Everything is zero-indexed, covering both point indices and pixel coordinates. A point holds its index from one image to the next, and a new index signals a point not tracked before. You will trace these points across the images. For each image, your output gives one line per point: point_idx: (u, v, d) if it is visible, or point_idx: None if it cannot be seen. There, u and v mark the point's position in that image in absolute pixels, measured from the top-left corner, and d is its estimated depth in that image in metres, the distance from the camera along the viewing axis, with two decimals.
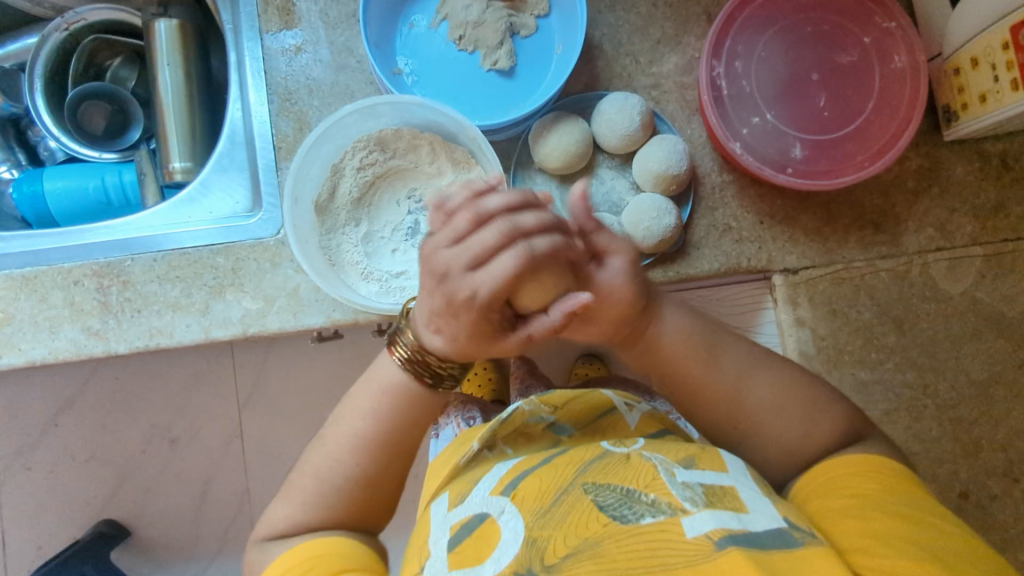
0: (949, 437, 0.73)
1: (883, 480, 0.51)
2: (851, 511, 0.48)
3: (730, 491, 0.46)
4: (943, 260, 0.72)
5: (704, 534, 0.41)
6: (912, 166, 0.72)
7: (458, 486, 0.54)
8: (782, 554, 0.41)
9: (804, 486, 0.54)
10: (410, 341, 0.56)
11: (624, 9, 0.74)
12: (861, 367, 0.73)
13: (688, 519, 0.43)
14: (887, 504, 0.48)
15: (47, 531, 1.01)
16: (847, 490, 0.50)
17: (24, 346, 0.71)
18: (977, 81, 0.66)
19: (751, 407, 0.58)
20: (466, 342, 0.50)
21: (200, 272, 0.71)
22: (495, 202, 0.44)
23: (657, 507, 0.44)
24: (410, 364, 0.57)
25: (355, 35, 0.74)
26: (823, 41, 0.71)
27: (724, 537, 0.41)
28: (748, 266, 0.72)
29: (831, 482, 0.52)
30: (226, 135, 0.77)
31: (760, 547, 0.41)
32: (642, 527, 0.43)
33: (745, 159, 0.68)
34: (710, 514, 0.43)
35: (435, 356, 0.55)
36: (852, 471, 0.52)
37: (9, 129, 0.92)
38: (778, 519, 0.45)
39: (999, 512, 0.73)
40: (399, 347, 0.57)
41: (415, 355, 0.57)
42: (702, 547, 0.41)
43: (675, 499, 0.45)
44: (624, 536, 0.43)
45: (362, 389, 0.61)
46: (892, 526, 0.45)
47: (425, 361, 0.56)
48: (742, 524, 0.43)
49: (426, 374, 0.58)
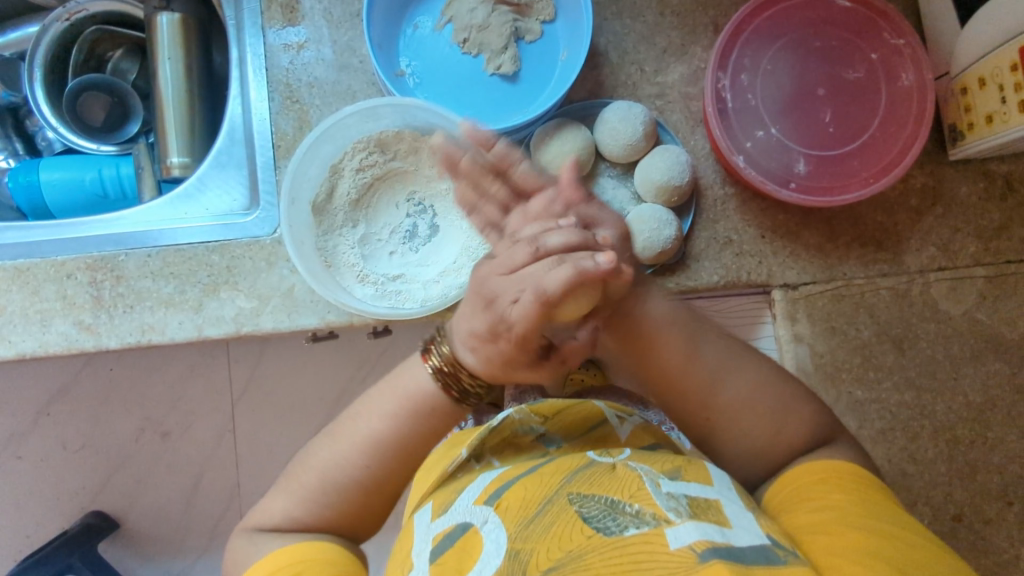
0: (944, 458, 0.73)
1: (851, 488, 0.51)
2: (819, 525, 0.47)
3: (715, 504, 0.46)
4: (945, 279, 0.72)
5: (687, 546, 0.40)
6: (916, 185, 0.72)
7: (441, 497, 0.53)
8: (765, 568, 0.40)
9: (778, 501, 0.53)
10: (442, 354, 0.56)
11: (631, 17, 0.73)
12: (858, 385, 0.73)
13: (673, 531, 0.42)
14: (854, 515, 0.47)
15: (35, 521, 1.00)
16: (816, 502, 0.50)
17: (13, 339, 0.70)
18: (984, 101, 0.65)
19: (738, 417, 0.57)
20: (499, 365, 0.51)
21: (194, 269, 0.71)
22: (556, 240, 0.47)
23: (641, 518, 0.43)
24: (440, 376, 0.57)
25: (358, 36, 0.74)
26: (829, 56, 0.71)
27: (707, 549, 0.40)
28: (748, 280, 0.71)
29: (799, 494, 0.52)
30: (226, 132, 0.76)
31: (742, 559, 0.40)
32: (626, 538, 0.42)
33: (748, 173, 0.67)
34: (693, 525, 0.42)
35: (467, 372, 0.55)
36: (820, 480, 0.52)
37: (8, 118, 0.91)
38: (763, 535, 0.44)
39: (993, 535, 0.72)
40: (433, 356, 0.57)
41: (448, 369, 0.56)
42: (687, 559, 0.39)
43: (659, 510, 0.44)
44: (608, 549, 0.42)
45: (383, 388, 0.61)
46: (859, 538, 0.45)
47: (458, 376, 0.56)
48: (726, 538, 0.42)
49: (455, 387, 0.57)
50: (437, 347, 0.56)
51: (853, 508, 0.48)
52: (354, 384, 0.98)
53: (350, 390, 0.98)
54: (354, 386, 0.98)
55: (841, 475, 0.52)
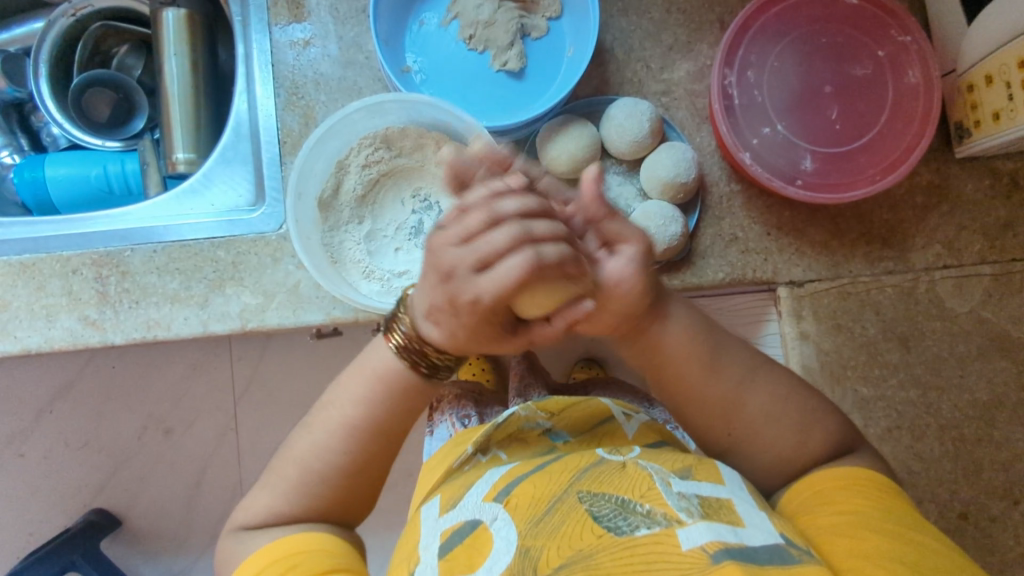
0: (949, 456, 0.73)
1: (874, 495, 0.50)
2: (841, 530, 0.47)
3: (727, 504, 0.46)
4: (951, 277, 0.71)
5: (699, 547, 0.40)
6: (922, 183, 0.72)
7: (449, 490, 0.54)
8: (778, 568, 0.40)
9: (795, 504, 0.53)
10: (404, 330, 0.55)
11: (637, 14, 0.73)
12: (864, 383, 0.73)
13: (685, 531, 0.42)
14: (875, 520, 0.47)
15: (38, 518, 1.00)
16: (836, 507, 0.50)
17: (19, 334, 0.70)
18: (991, 98, 0.65)
19: (743, 411, 0.57)
20: (464, 340, 0.49)
21: (200, 265, 0.71)
22: (511, 206, 0.41)
23: (653, 518, 0.43)
24: (405, 352, 0.56)
25: (364, 32, 0.74)
26: (836, 53, 0.70)
27: (720, 550, 0.40)
28: (753, 278, 0.71)
29: (818, 498, 0.52)
30: (231, 127, 0.76)
31: (756, 560, 0.40)
32: (637, 538, 0.42)
33: (754, 170, 0.67)
34: (706, 525, 0.42)
35: (432, 347, 0.54)
36: (841, 485, 0.52)
37: (13, 114, 0.91)
38: (775, 535, 0.44)
39: (998, 534, 0.72)
40: (395, 333, 0.56)
41: (412, 345, 0.55)
42: (698, 559, 0.39)
43: (670, 510, 0.44)
44: (618, 547, 0.42)
45: (354, 370, 0.60)
46: (879, 543, 0.45)
47: (424, 351, 0.55)
48: (739, 538, 0.42)
49: (422, 363, 0.56)
50: (399, 323, 0.55)
51: (873, 513, 0.48)
52: None
53: None
54: None
55: (863, 482, 0.52)
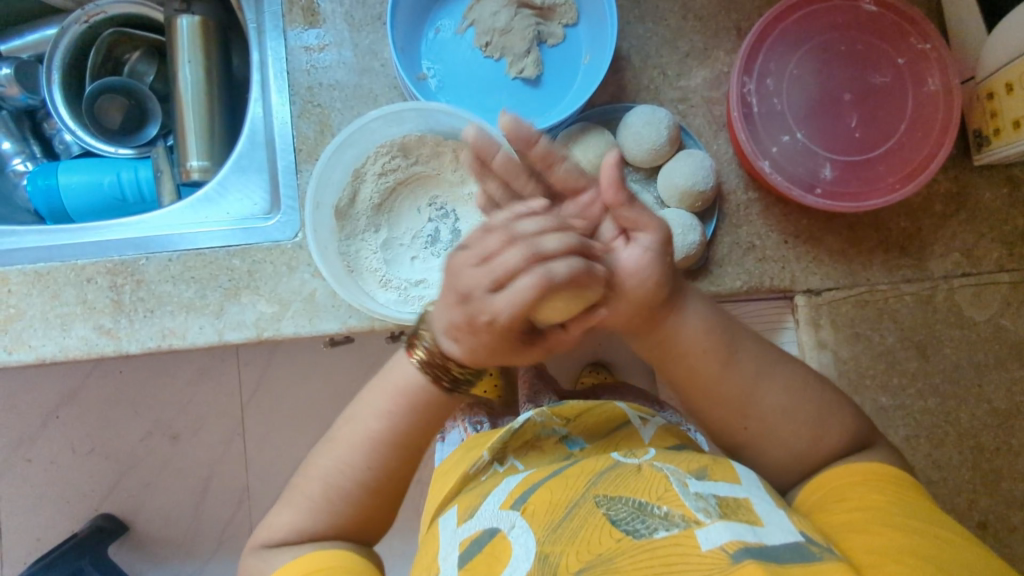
0: (968, 465, 0.72)
1: (892, 491, 0.50)
2: (857, 526, 0.47)
3: (744, 503, 0.45)
4: (969, 285, 0.71)
5: (719, 547, 0.40)
6: (940, 190, 0.71)
7: (466, 501, 0.53)
8: (800, 567, 0.40)
9: (810, 501, 0.53)
10: (426, 345, 0.53)
11: (654, 21, 0.73)
12: (882, 392, 0.72)
13: (703, 532, 0.41)
14: (890, 514, 0.47)
15: (45, 524, 1.00)
16: (853, 504, 0.49)
17: (34, 344, 0.69)
18: (1011, 106, 0.64)
19: (761, 421, 0.56)
20: (486, 356, 0.48)
21: (215, 273, 0.70)
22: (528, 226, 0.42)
23: (671, 520, 0.43)
24: (428, 367, 0.54)
25: (380, 39, 0.73)
26: (855, 61, 0.70)
27: (739, 550, 0.39)
28: (771, 286, 0.71)
29: (832, 494, 0.52)
30: (247, 135, 0.77)
31: (776, 559, 0.39)
32: (656, 541, 0.42)
33: (774, 178, 0.67)
34: (724, 526, 0.42)
35: (454, 361, 0.52)
36: (859, 481, 0.51)
37: (25, 121, 0.91)
38: (794, 532, 0.43)
39: (1017, 544, 0.72)
40: (417, 349, 0.54)
41: (435, 360, 0.53)
42: (719, 560, 0.39)
43: (688, 511, 0.44)
44: (638, 551, 0.42)
45: (374, 388, 0.58)
46: (899, 539, 0.44)
47: (445, 366, 0.53)
48: (759, 538, 0.41)
49: (444, 376, 0.54)
50: (419, 339, 0.53)
51: (890, 508, 0.48)
52: (365, 387, 0.98)
53: (360, 392, 0.98)
54: (365, 388, 0.98)
55: (873, 476, 0.51)
